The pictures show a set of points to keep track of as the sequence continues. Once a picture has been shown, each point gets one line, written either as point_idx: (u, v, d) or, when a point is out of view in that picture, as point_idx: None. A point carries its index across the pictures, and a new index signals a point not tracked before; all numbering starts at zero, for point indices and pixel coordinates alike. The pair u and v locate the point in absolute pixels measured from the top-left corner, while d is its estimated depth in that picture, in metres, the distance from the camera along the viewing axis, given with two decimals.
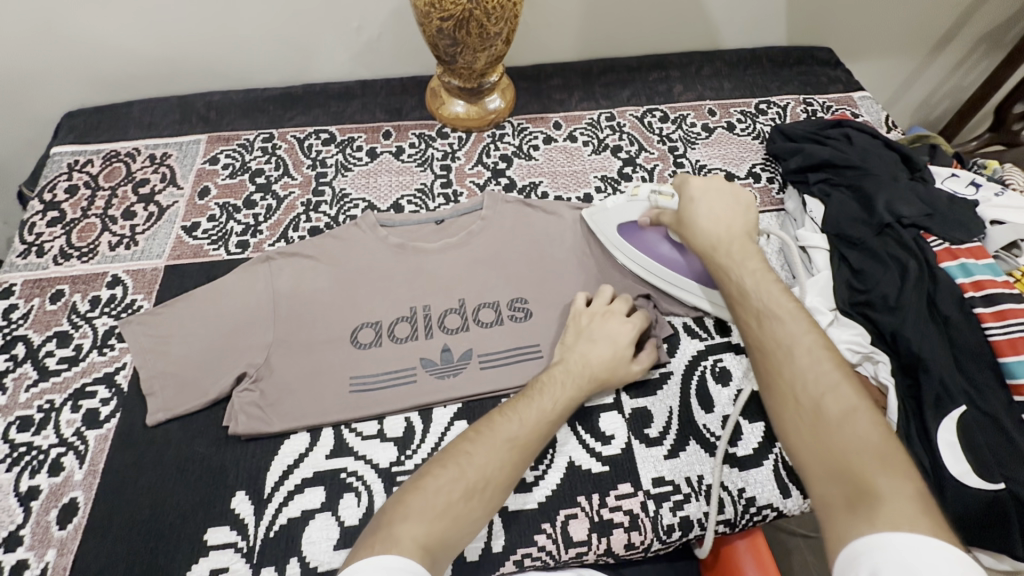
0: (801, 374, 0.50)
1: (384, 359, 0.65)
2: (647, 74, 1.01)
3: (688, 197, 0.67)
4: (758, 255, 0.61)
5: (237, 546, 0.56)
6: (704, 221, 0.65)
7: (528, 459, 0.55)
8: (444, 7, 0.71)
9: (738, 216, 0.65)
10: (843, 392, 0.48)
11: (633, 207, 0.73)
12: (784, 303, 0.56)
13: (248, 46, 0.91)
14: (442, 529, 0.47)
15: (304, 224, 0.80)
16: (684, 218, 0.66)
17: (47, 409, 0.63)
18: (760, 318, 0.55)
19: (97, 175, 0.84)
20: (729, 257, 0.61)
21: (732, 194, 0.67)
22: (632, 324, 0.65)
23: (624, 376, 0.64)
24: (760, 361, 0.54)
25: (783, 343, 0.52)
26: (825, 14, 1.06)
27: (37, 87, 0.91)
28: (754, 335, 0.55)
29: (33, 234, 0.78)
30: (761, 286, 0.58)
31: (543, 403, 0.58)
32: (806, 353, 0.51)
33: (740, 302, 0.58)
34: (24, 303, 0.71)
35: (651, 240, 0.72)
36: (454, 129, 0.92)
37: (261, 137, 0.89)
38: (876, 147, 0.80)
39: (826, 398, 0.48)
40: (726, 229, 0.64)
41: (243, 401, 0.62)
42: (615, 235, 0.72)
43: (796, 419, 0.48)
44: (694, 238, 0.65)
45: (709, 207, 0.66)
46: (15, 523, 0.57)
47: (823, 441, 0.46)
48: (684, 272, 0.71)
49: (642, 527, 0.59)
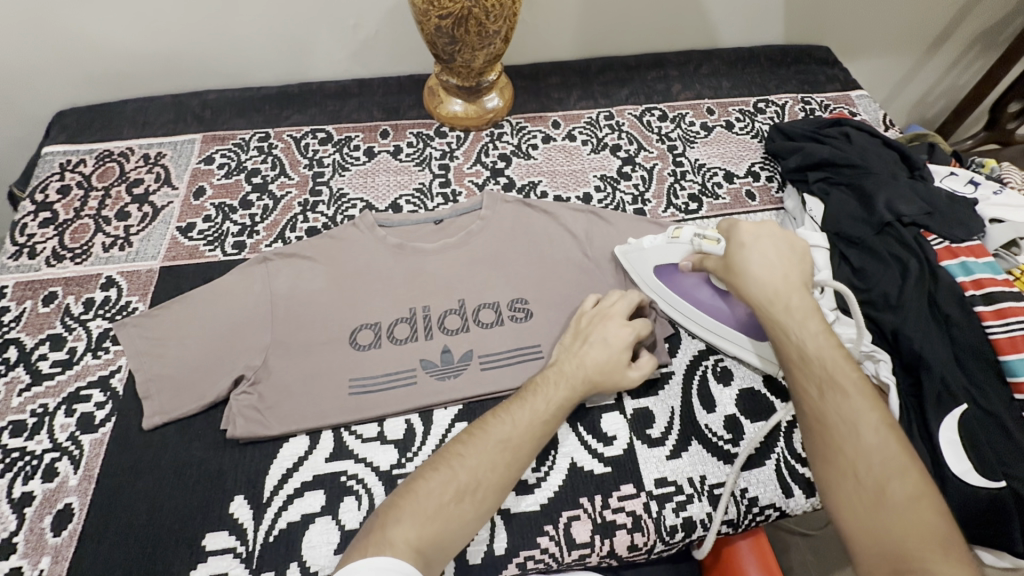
0: (864, 455, 0.48)
1: (384, 360, 0.64)
2: (645, 73, 1.01)
3: (739, 242, 0.61)
4: (816, 310, 0.56)
5: (235, 551, 0.55)
6: (759, 269, 0.59)
7: (521, 461, 0.54)
8: (441, 4, 0.71)
9: (794, 263, 0.59)
10: (908, 478, 0.46)
11: (674, 249, 0.67)
12: (847, 370, 0.52)
13: (244, 45, 0.90)
14: (433, 530, 0.48)
15: (301, 224, 0.79)
16: (734, 266, 0.60)
17: (40, 414, 0.62)
18: (822, 386, 0.52)
19: (90, 175, 0.83)
20: (788, 311, 0.56)
21: (787, 239, 0.61)
22: (631, 326, 0.64)
23: (620, 381, 0.62)
24: (817, 430, 0.51)
25: (847, 418, 0.50)
26: (822, 13, 1.06)
27: (29, 86, 0.90)
28: (814, 404, 0.52)
29: (24, 235, 0.76)
30: (822, 349, 0.54)
31: (536, 404, 0.57)
32: (871, 431, 0.49)
33: (797, 363, 0.54)
34: (16, 306, 0.70)
35: (689, 284, 0.68)
36: (452, 128, 0.91)
37: (257, 136, 0.88)
38: (875, 146, 0.80)
39: (891, 484, 0.46)
40: (783, 280, 0.58)
41: (241, 404, 0.61)
42: (651, 277, 0.69)
43: (858, 502, 0.46)
44: (745, 286, 0.59)
45: (763, 252, 0.60)
46: (8, 531, 0.55)
47: (887, 533, 0.44)
48: (727, 319, 0.67)
49: (645, 528, 0.58)
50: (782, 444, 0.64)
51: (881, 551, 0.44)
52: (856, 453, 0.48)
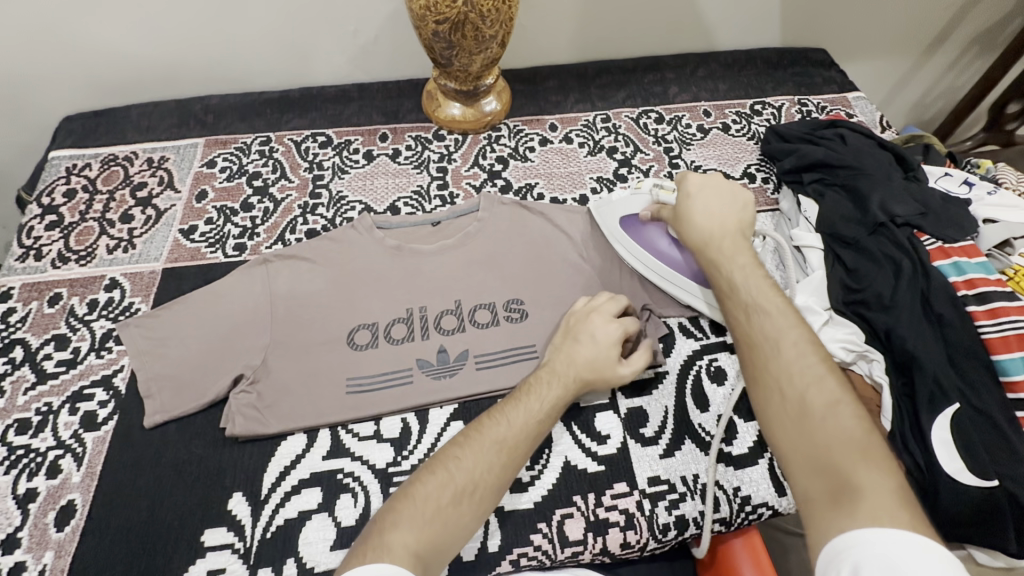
0: (787, 368, 0.51)
1: (381, 359, 0.65)
2: (642, 76, 1.02)
3: (684, 193, 0.68)
4: (748, 250, 0.62)
5: (233, 547, 0.56)
6: (699, 217, 0.66)
7: (518, 461, 0.55)
8: (439, 10, 0.72)
9: (732, 214, 0.66)
10: (828, 386, 0.49)
11: (637, 200, 0.75)
12: (772, 297, 0.56)
13: (246, 51, 0.91)
14: (432, 533, 0.48)
15: (301, 226, 0.80)
16: (680, 212, 0.67)
17: (45, 412, 0.63)
18: (750, 313, 0.56)
19: (95, 178, 0.84)
20: (721, 251, 0.62)
21: (727, 190, 0.67)
22: (618, 323, 0.64)
23: (611, 378, 0.62)
24: (747, 352, 0.54)
25: (770, 337, 0.53)
26: (819, 16, 1.06)
27: (37, 93, 0.92)
28: (743, 328, 0.56)
29: (31, 238, 0.78)
30: (750, 282, 0.58)
31: (531, 405, 0.58)
32: (793, 347, 0.52)
33: (729, 295, 0.59)
34: (22, 307, 0.71)
35: (650, 234, 0.73)
36: (451, 132, 0.92)
37: (258, 140, 0.90)
38: (870, 147, 0.80)
39: (809, 391, 0.49)
40: (718, 224, 0.64)
41: (240, 403, 0.62)
42: (615, 226, 0.73)
43: (782, 411, 0.49)
44: (688, 232, 0.66)
45: (702, 202, 0.67)
46: (12, 526, 0.57)
47: (807, 434, 0.47)
48: (678, 267, 0.71)
49: (637, 526, 0.59)
50: None
51: (805, 454, 0.46)
52: (779, 368, 0.51)
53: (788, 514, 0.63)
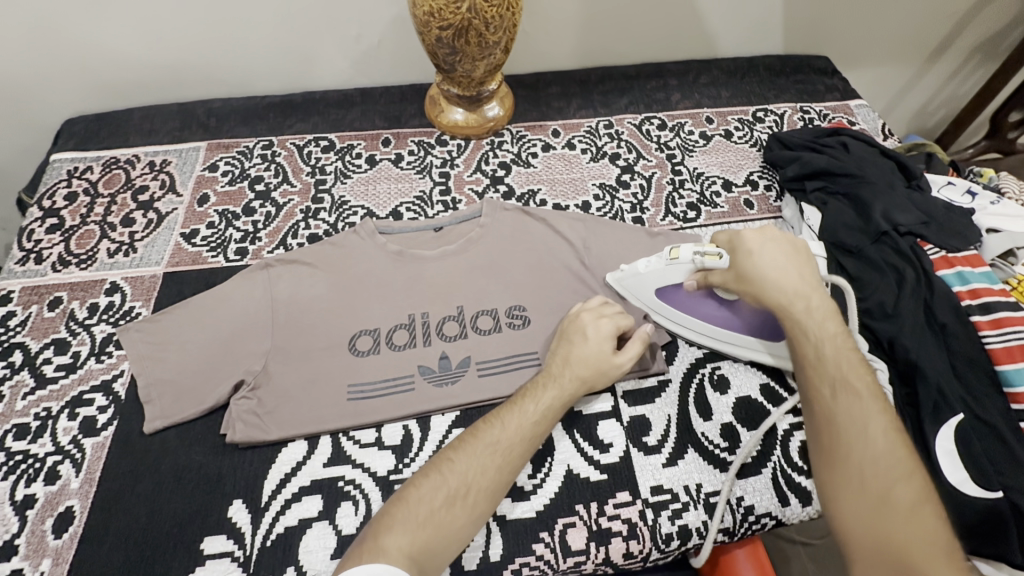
0: (872, 458, 0.50)
1: (382, 365, 0.65)
2: (645, 82, 1.02)
3: (747, 251, 0.62)
4: (833, 314, 0.58)
5: (233, 555, 0.55)
6: (778, 274, 0.60)
7: (513, 465, 0.55)
8: (443, 16, 0.72)
9: (809, 270, 0.61)
10: (914, 484, 0.48)
11: (674, 270, 0.65)
12: (860, 376, 0.54)
13: (249, 54, 0.91)
14: (425, 537, 0.48)
15: (303, 231, 0.80)
16: (745, 274, 0.61)
17: (43, 417, 0.63)
18: (836, 389, 0.54)
19: (96, 182, 0.84)
20: (806, 314, 0.58)
21: (795, 244, 0.63)
22: (608, 318, 0.64)
23: (608, 371, 0.62)
24: (827, 429, 0.53)
25: (859, 422, 0.51)
26: (822, 24, 1.07)
27: (40, 95, 0.92)
28: (825, 404, 0.54)
29: (31, 241, 0.78)
30: (838, 355, 0.55)
31: (526, 408, 0.58)
32: (882, 437, 0.50)
33: (811, 364, 0.56)
34: (21, 310, 0.71)
35: (693, 301, 0.68)
36: (453, 137, 0.92)
37: (260, 144, 0.89)
38: (872, 155, 0.81)
39: (896, 489, 0.48)
40: (799, 285, 0.60)
41: (241, 409, 0.62)
42: (654, 300, 0.68)
43: (862, 501, 0.48)
44: (762, 290, 0.60)
45: (778, 258, 0.61)
46: (9, 533, 0.56)
47: (889, 532, 0.46)
48: (735, 326, 0.67)
49: (640, 536, 0.58)
50: (778, 454, 0.64)
51: (884, 552, 0.46)
52: (864, 455, 0.50)
53: (792, 524, 0.63)
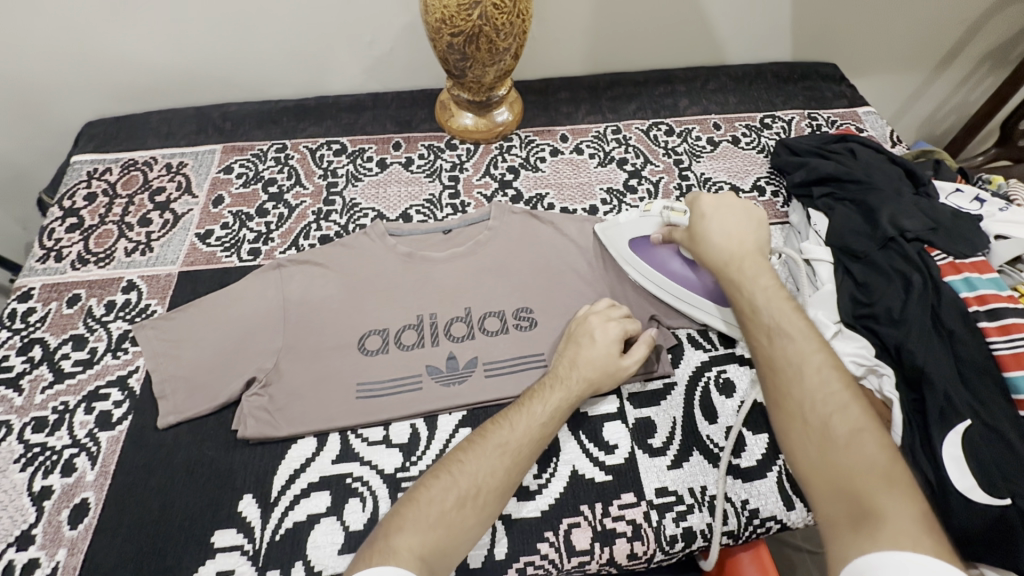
0: (810, 394, 0.51)
1: (390, 364, 0.66)
2: (653, 88, 1.03)
3: (700, 213, 0.67)
4: (769, 270, 0.61)
5: (243, 549, 0.56)
6: (717, 238, 0.64)
7: (521, 466, 0.55)
8: (454, 23, 0.73)
9: (750, 233, 0.64)
10: (853, 415, 0.49)
11: (646, 222, 0.72)
12: (795, 320, 0.56)
13: (264, 60, 0.93)
14: (437, 538, 0.49)
15: (314, 232, 0.81)
16: (696, 232, 0.66)
17: (61, 411, 0.64)
18: (772, 337, 0.55)
19: (115, 183, 0.86)
20: (743, 273, 0.61)
21: (742, 206, 0.66)
22: (616, 321, 0.65)
23: (614, 373, 0.64)
24: (767, 377, 0.54)
25: (794, 362, 0.53)
26: (830, 31, 1.07)
27: (63, 98, 0.94)
28: (764, 351, 0.55)
29: (52, 240, 0.80)
30: (773, 306, 0.57)
31: (535, 409, 0.58)
32: (816, 373, 0.51)
33: (750, 317, 0.58)
34: (42, 307, 0.73)
35: (661, 256, 0.71)
36: (463, 141, 0.94)
37: (274, 147, 0.91)
38: (880, 162, 0.81)
39: (834, 420, 0.49)
40: (738, 245, 0.63)
41: (252, 405, 0.63)
42: (626, 251, 0.72)
43: (805, 438, 0.49)
44: (706, 253, 0.64)
45: (717, 223, 0.65)
46: (26, 523, 0.57)
47: (831, 463, 0.47)
48: (694, 287, 0.70)
49: (645, 537, 0.59)
50: (784, 457, 0.64)
51: (831, 483, 0.46)
52: (801, 394, 0.51)
53: (798, 528, 0.63)
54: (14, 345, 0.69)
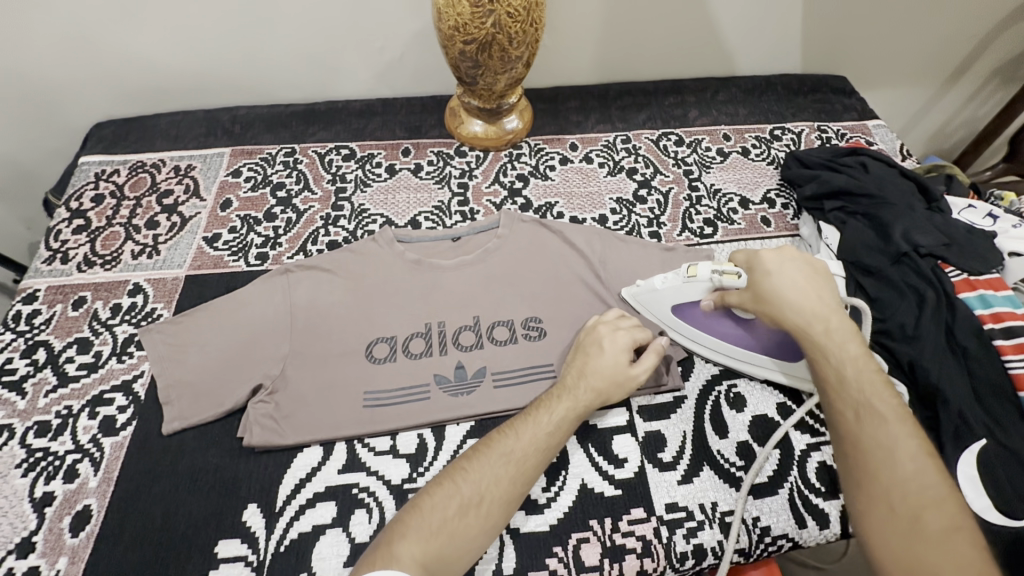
0: (900, 481, 0.49)
1: (398, 373, 0.65)
2: (662, 98, 1.03)
3: (763, 270, 0.61)
4: (856, 335, 0.57)
5: (247, 559, 0.55)
6: (795, 294, 0.59)
7: (526, 476, 0.54)
8: (467, 30, 0.73)
9: (830, 292, 0.60)
10: (947, 509, 0.47)
11: (692, 288, 0.67)
12: (885, 397, 0.53)
13: (275, 64, 0.93)
14: (439, 546, 0.49)
15: (323, 238, 0.81)
16: (762, 295, 0.61)
17: (64, 416, 0.63)
18: (860, 414, 0.53)
19: (122, 185, 0.86)
20: (826, 336, 0.57)
21: (811, 263, 0.62)
22: (625, 330, 0.64)
23: (624, 384, 0.62)
24: (853, 456, 0.52)
25: (883, 444, 0.51)
26: (840, 44, 1.07)
27: (72, 99, 0.94)
28: (850, 427, 0.53)
29: (58, 241, 0.79)
30: (862, 379, 0.54)
31: (542, 419, 0.58)
32: (909, 460, 0.49)
33: (833, 386, 0.56)
34: (46, 309, 0.72)
35: (711, 319, 0.68)
36: (472, 148, 0.93)
37: (283, 151, 0.91)
38: (891, 176, 0.81)
39: (926, 513, 0.47)
40: (821, 306, 0.59)
41: (258, 412, 0.62)
42: (670, 319, 0.69)
43: (890, 526, 0.47)
44: (780, 312, 0.60)
45: (793, 278, 0.60)
46: (27, 530, 0.56)
47: (917, 557, 0.45)
48: (752, 347, 0.67)
49: (655, 553, 0.58)
50: (796, 474, 0.63)
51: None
52: (893, 482, 0.49)
53: (809, 547, 0.62)
54: (17, 348, 0.68)
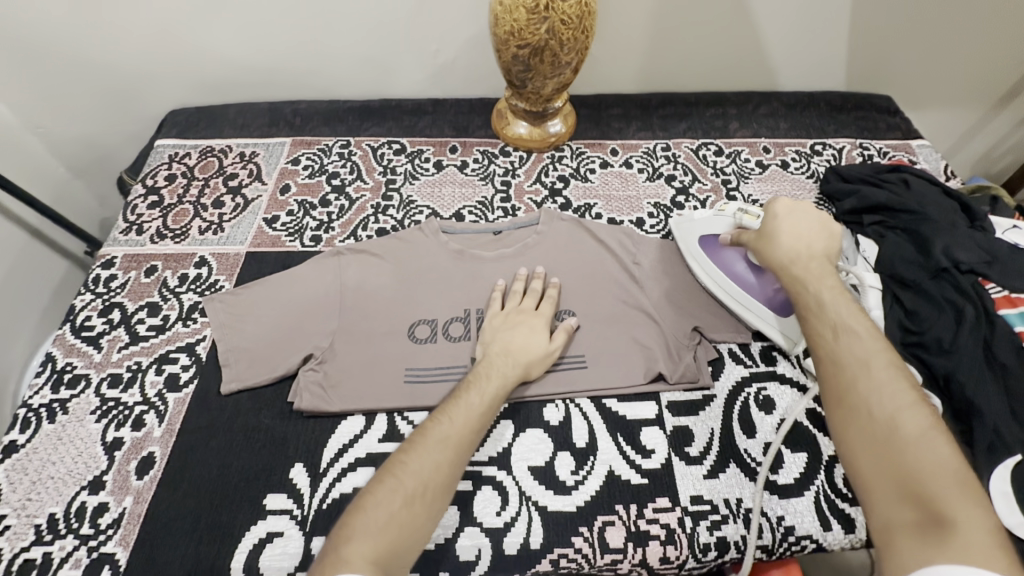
0: (873, 394, 0.49)
1: (438, 353, 0.69)
2: (703, 109, 1.05)
3: (773, 215, 0.68)
4: (835, 274, 0.61)
5: (292, 513, 0.59)
6: (788, 238, 0.65)
7: (464, 456, 0.56)
8: (522, 35, 0.77)
9: (819, 238, 0.65)
10: (916, 414, 0.47)
11: (719, 222, 0.78)
12: (859, 321, 0.55)
13: (337, 63, 1.00)
14: (392, 537, 0.48)
15: (372, 225, 0.86)
16: (767, 234, 0.67)
17: (134, 370, 0.69)
18: (837, 336, 0.54)
19: (193, 167, 0.93)
20: (808, 273, 0.61)
21: (814, 213, 0.67)
22: (540, 314, 0.69)
23: (543, 357, 0.67)
24: (831, 376, 0.53)
25: (857, 360, 0.52)
26: (886, 64, 1.08)
27: (151, 86, 1.02)
28: (827, 349, 0.54)
29: (134, 215, 0.86)
30: (838, 307, 0.57)
31: (473, 399, 0.60)
32: (880, 373, 0.50)
33: (813, 315, 0.58)
34: (122, 274, 0.78)
35: (728, 257, 0.74)
36: (516, 149, 0.97)
37: (339, 143, 0.97)
38: (933, 193, 0.81)
39: (900, 420, 0.47)
40: (806, 247, 0.64)
41: (308, 379, 0.67)
42: (694, 246, 0.77)
43: (865, 438, 0.48)
44: (772, 254, 0.65)
45: (791, 224, 0.66)
46: (99, 469, 0.61)
47: (894, 463, 0.45)
48: (754, 294, 0.72)
49: (678, 541, 0.59)
50: (823, 477, 0.64)
51: (893, 485, 0.45)
52: (867, 395, 0.50)
53: (833, 551, 0.62)
54: (96, 307, 0.75)
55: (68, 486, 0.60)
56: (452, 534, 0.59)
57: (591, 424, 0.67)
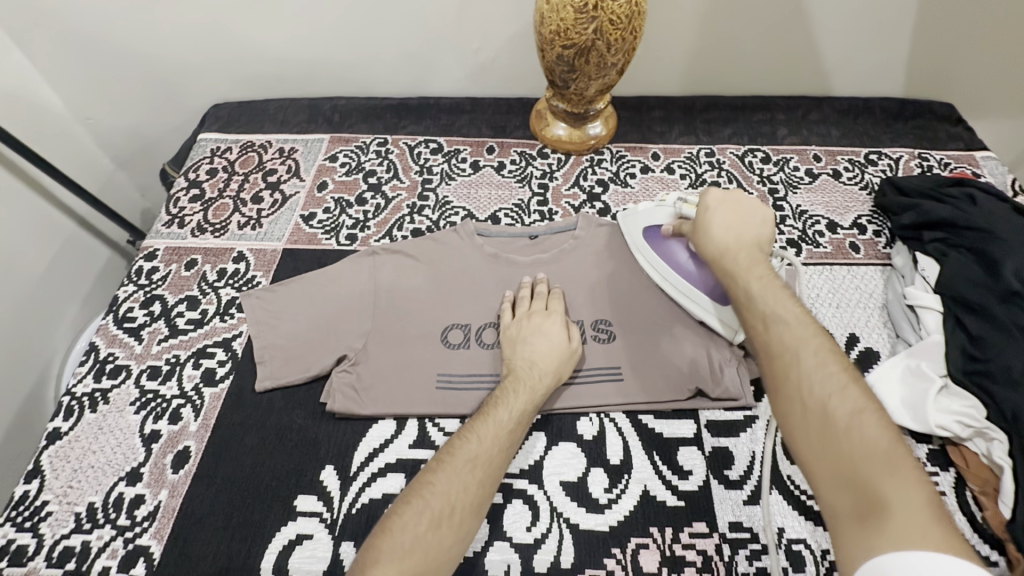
0: (806, 381, 0.49)
1: (471, 359, 0.68)
2: (750, 114, 1.01)
3: (704, 204, 0.66)
4: (767, 264, 0.60)
5: (321, 516, 0.59)
6: (718, 230, 0.64)
7: (491, 478, 0.55)
8: (568, 35, 0.75)
9: (751, 228, 0.64)
10: (848, 394, 0.47)
11: (661, 212, 0.73)
12: (790, 309, 0.55)
13: (377, 61, 0.99)
14: (416, 563, 0.47)
15: (408, 225, 0.85)
16: (701, 223, 0.66)
17: (172, 363, 0.70)
18: (767, 324, 0.54)
19: (233, 161, 0.93)
20: (737, 264, 0.61)
21: (753, 205, 0.66)
22: (558, 318, 0.67)
23: (570, 361, 0.65)
24: (767, 367, 0.53)
25: (789, 347, 0.52)
26: (952, 70, 1.01)
27: (196, 81, 1.04)
28: (762, 339, 0.54)
29: (176, 208, 0.87)
30: (767, 295, 0.57)
31: (499, 414, 0.58)
32: (813, 357, 0.50)
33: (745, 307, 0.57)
34: (163, 267, 0.80)
35: (670, 247, 0.71)
36: (555, 151, 0.95)
37: (376, 141, 0.96)
38: (1003, 211, 0.75)
39: (834, 403, 0.47)
40: (736, 238, 0.63)
41: (341, 380, 0.66)
42: (638, 237, 0.73)
43: (807, 426, 0.47)
44: (706, 243, 0.64)
45: (722, 212, 0.65)
46: (136, 460, 0.62)
47: (831, 445, 0.45)
48: (698, 283, 0.68)
49: (715, 570, 0.57)
50: None
51: (835, 471, 0.44)
52: (802, 383, 0.49)
53: None
54: (137, 299, 0.76)
55: (107, 476, 0.61)
56: (482, 547, 0.58)
57: (626, 440, 0.65)
